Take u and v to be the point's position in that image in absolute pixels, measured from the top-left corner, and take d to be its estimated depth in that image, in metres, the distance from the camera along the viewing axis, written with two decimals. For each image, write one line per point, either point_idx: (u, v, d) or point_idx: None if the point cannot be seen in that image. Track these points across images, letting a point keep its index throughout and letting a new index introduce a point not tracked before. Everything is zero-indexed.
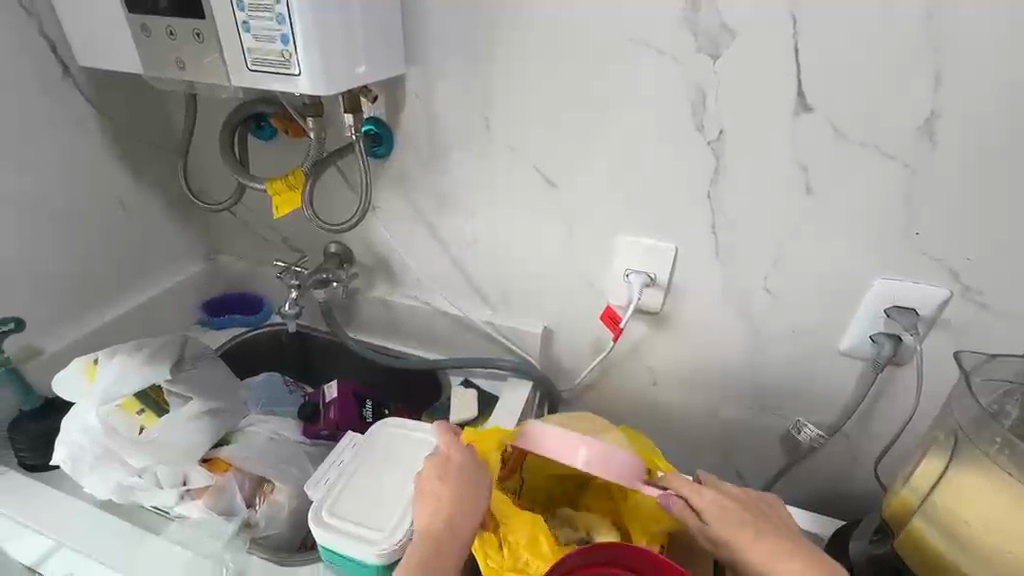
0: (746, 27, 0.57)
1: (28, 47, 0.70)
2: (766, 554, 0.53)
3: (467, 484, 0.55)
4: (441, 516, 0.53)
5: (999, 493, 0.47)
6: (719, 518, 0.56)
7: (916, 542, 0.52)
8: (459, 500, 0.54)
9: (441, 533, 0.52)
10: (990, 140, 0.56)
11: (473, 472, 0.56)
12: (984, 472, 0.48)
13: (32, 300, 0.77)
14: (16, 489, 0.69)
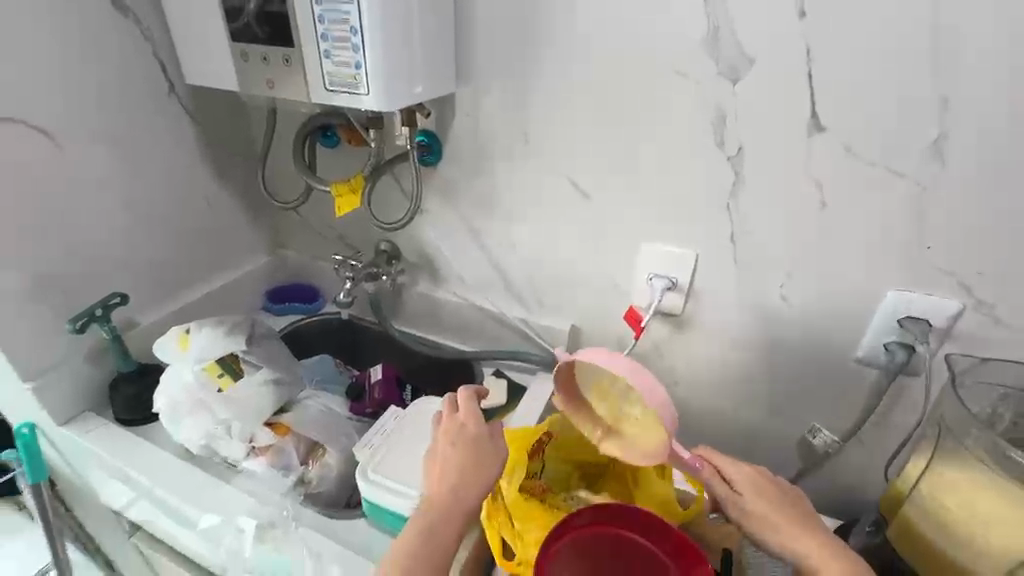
0: (762, 54, 0.63)
1: (144, 67, 0.83)
2: (808, 545, 0.57)
3: (480, 456, 0.61)
4: (452, 483, 0.59)
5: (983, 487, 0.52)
6: (755, 501, 0.60)
7: (911, 533, 0.57)
8: (470, 470, 0.60)
9: (451, 499, 0.58)
10: (999, 160, 0.59)
11: (488, 445, 0.62)
12: (968, 466, 0.54)
13: (133, 280, 0.90)
14: (114, 438, 0.82)
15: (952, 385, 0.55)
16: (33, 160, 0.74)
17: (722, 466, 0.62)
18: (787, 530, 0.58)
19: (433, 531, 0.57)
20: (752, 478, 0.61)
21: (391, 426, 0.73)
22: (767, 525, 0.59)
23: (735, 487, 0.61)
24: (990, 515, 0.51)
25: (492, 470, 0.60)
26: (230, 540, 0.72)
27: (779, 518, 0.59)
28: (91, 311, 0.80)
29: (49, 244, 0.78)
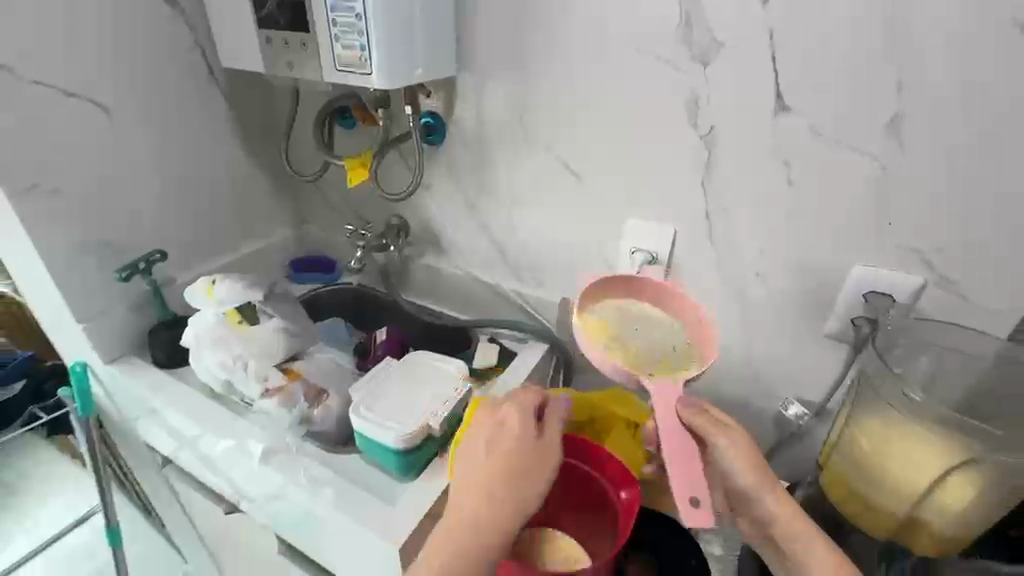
0: (730, 39, 0.67)
1: (186, 52, 0.94)
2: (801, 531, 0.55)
3: (521, 462, 0.57)
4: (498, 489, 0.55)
5: (911, 440, 0.52)
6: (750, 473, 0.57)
7: (839, 477, 0.59)
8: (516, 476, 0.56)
9: (495, 504, 0.55)
10: (955, 139, 0.62)
11: (540, 446, 0.59)
12: (886, 417, 0.54)
13: (172, 242, 1.02)
14: (152, 377, 0.93)
15: (886, 356, 0.56)
16: (93, 131, 0.86)
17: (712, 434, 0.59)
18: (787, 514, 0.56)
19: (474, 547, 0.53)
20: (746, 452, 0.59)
21: (385, 374, 0.80)
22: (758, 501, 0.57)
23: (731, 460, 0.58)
24: (910, 457, 0.52)
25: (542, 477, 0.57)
26: (242, 465, 0.81)
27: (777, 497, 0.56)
28: (136, 263, 0.93)
29: (103, 205, 0.90)
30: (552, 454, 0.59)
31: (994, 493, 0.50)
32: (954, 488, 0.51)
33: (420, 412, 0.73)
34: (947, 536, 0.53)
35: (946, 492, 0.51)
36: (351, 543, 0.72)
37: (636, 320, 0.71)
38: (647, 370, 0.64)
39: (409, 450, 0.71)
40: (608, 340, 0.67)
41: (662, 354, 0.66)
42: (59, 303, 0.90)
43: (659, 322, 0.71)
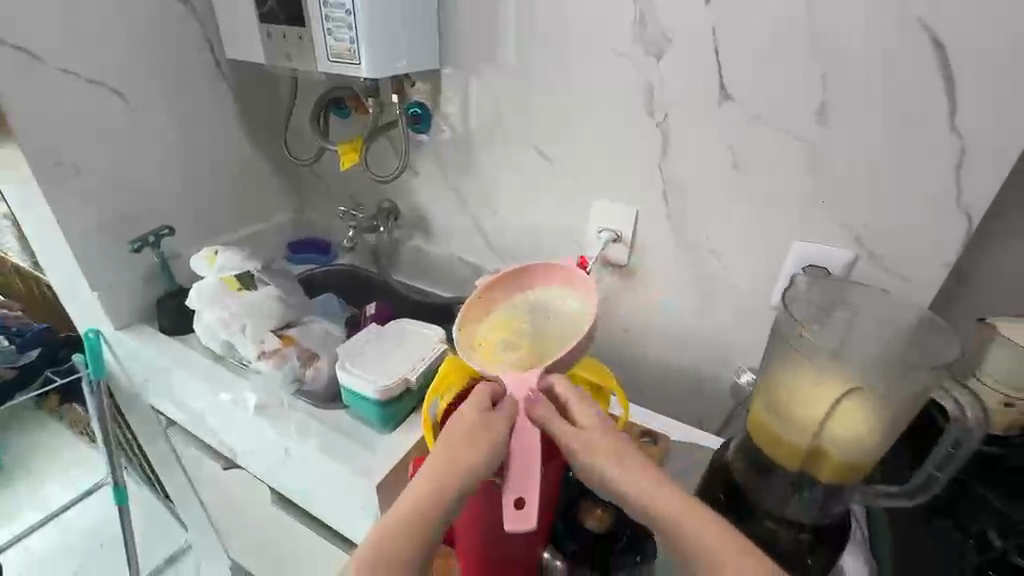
0: (680, 35, 0.75)
1: (195, 45, 1.03)
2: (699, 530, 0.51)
3: (471, 446, 0.56)
4: (442, 471, 0.55)
5: (811, 377, 0.60)
6: (614, 468, 0.55)
7: (757, 423, 0.66)
8: (461, 456, 0.56)
9: (437, 485, 0.54)
10: (875, 125, 0.69)
11: (488, 422, 0.59)
12: (793, 361, 0.62)
13: (179, 220, 1.10)
14: (160, 342, 1.02)
15: (788, 307, 0.66)
16: (111, 116, 0.94)
17: (562, 430, 0.58)
18: (672, 511, 0.52)
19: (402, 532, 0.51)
20: (601, 445, 0.57)
21: (369, 337, 0.88)
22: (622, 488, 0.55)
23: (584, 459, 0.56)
24: (810, 390, 0.60)
25: (482, 456, 0.56)
26: (237, 418, 0.90)
27: (654, 490, 0.53)
28: (147, 236, 1.03)
29: (117, 184, 0.98)
30: (499, 429, 0.59)
31: (880, 422, 0.58)
32: (845, 414, 0.58)
33: (400, 369, 0.81)
34: (844, 466, 0.60)
35: (839, 419, 0.59)
36: (333, 484, 0.81)
37: (537, 307, 0.73)
38: (529, 360, 0.66)
39: (388, 401, 0.79)
40: (503, 337, 0.70)
41: (551, 337, 0.68)
42: (76, 272, 0.99)
43: (557, 304, 0.73)
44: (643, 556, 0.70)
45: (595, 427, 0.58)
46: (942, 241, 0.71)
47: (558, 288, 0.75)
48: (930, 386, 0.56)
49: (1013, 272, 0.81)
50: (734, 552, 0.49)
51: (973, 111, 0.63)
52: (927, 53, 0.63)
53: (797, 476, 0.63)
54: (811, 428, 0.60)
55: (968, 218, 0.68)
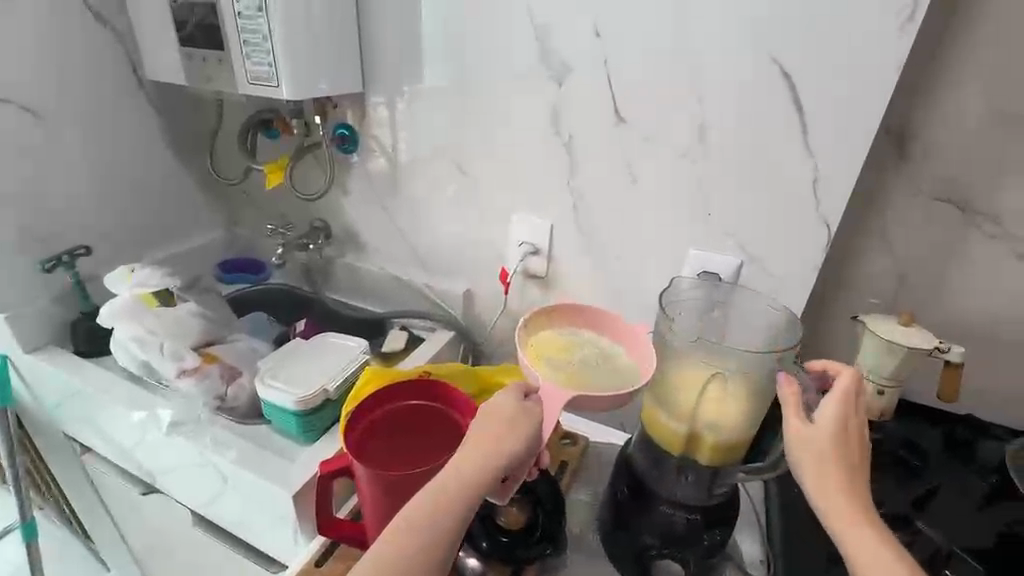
0: (576, 63, 0.83)
1: (118, 65, 1.04)
2: (857, 536, 0.50)
3: (505, 432, 0.58)
4: (479, 460, 0.56)
5: (687, 364, 0.68)
6: (821, 457, 0.54)
7: (650, 417, 0.72)
8: (491, 445, 0.57)
9: (475, 475, 0.55)
10: (745, 145, 0.78)
11: (523, 411, 0.60)
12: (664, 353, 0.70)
13: (98, 239, 1.08)
14: (73, 364, 0.98)
15: (662, 309, 0.73)
16: (21, 134, 0.93)
17: (796, 412, 0.58)
18: (842, 512, 0.52)
19: (439, 518, 0.53)
20: (828, 432, 0.56)
21: (289, 350, 0.90)
22: (824, 467, 0.54)
23: (795, 438, 0.56)
24: (685, 378, 0.68)
25: (516, 444, 0.57)
26: (154, 436, 0.89)
27: (847, 486, 0.53)
28: (59, 256, 1.01)
29: (27, 203, 0.97)
30: (534, 417, 0.60)
31: (745, 402, 0.66)
32: (713, 397, 0.66)
33: (320, 380, 0.83)
34: (719, 447, 0.67)
35: (714, 401, 0.66)
36: (252, 499, 0.81)
37: (603, 355, 0.73)
38: (572, 383, 0.66)
39: (306, 410, 0.81)
40: (555, 357, 0.72)
41: (598, 381, 0.67)
42: None
43: (624, 364, 0.72)
44: (555, 547, 0.75)
45: (832, 419, 0.57)
46: (806, 245, 0.81)
47: (627, 352, 0.74)
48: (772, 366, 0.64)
49: (877, 274, 0.92)
50: (874, 553, 0.49)
51: (821, 134, 0.73)
52: (778, 83, 0.73)
53: (680, 460, 0.70)
54: (691, 411, 0.67)
55: (827, 226, 0.78)
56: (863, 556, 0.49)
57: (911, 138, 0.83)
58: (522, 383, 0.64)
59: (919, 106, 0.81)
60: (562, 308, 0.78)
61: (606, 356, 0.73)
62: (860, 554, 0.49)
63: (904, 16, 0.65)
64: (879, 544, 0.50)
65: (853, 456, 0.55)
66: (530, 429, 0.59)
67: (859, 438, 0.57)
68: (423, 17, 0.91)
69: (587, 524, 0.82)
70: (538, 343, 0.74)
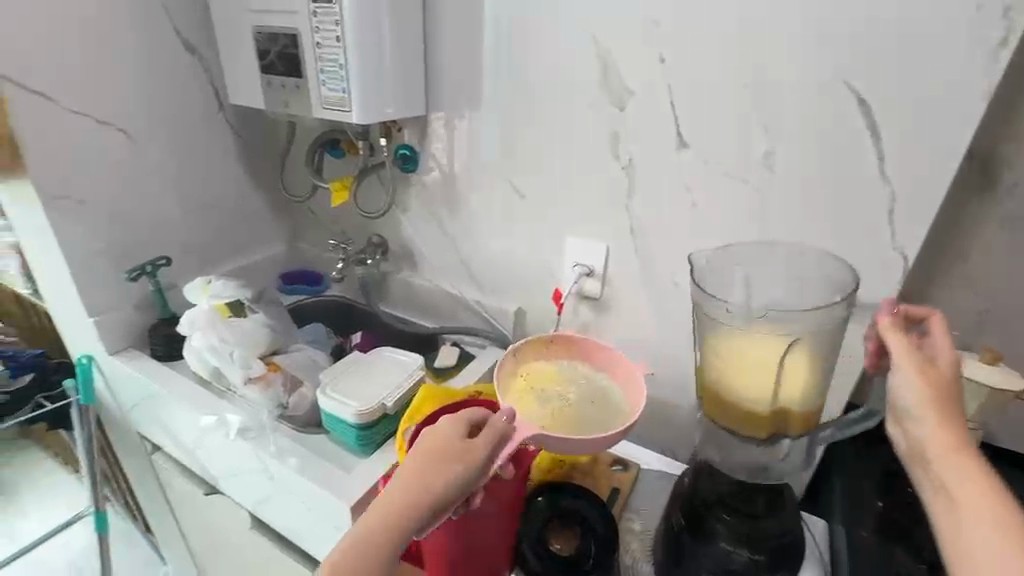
0: (640, 89, 0.83)
1: (202, 89, 1.12)
2: (967, 467, 0.47)
3: (443, 459, 0.55)
4: (410, 486, 0.54)
5: (754, 342, 0.66)
6: (931, 386, 0.53)
7: (716, 402, 0.71)
8: (428, 475, 0.54)
9: (408, 502, 0.53)
10: (815, 170, 0.76)
11: (465, 443, 0.57)
12: (724, 334, 0.68)
13: (177, 250, 1.16)
14: (150, 367, 1.05)
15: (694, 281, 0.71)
16: (116, 152, 1.02)
17: (911, 350, 0.57)
18: (950, 442, 0.49)
19: (368, 544, 0.51)
20: (940, 373, 0.55)
21: (349, 363, 0.93)
22: (935, 394, 0.52)
23: (908, 365, 0.55)
24: (754, 359, 0.67)
25: (454, 474, 0.55)
26: (222, 440, 0.93)
27: (957, 423, 0.51)
28: (144, 266, 1.07)
29: (118, 216, 1.05)
30: (478, 451, 0.57)
31: (815, 362, 0.67)
32: (792, 366, 0.66)
33: (380, 394, 0.86)
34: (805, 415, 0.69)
35: (791, 373, 0.67)
36: (309, 507, 0.83)
37: (594, 392, 0.78)
38: (552, 420, 0.71)
39: (365, 423, 0.83)
40: (546, 389, 0.78)
41: (587, 422, 0.73)
42: (74, 297, 1.04)
43: (613, 404, 0.76)
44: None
45: (948, 365, 0.56)
46: (877, 277, 0.77)
47: (618, 390, 0.79)
48: (842, 317, 0.64)
49: (956, 307, 0.87)
50: (979, 485, 0.45)
51: (899, 160, 0.71)
52: (853, 108, 0.71)
53: (770, 437, 0.70)
54: (771, 391, 0.67)
55: (904, 257, 0.74)
56: (966, 484, 0.46)
57: (997, 165, 0.79)
58: (475, 412, 0.62)
59: (1007, 131, 0.77)
60: (566, 338, 0.84)
61: (598, 395, 0.78)
62: (960, 483, 0.46)
63: (996, 42, 0.62)
64: (986, 482, 0.46)
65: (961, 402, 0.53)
66: (472, 461, 0.56)
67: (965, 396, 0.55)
68: (488, 43, 0.94)
69: (638, 553, 0.81)
70: (530, 373, 0.80)
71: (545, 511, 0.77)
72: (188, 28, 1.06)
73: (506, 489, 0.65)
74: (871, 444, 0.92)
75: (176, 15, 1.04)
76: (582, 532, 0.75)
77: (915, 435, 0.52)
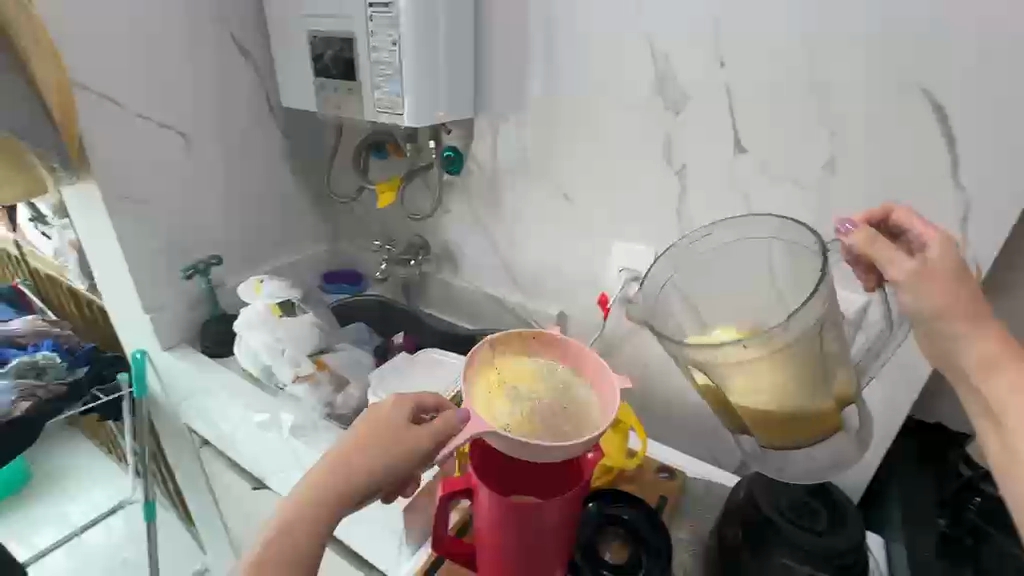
0: (697, 93, 0.82)
1: (254, 92, 1.14)
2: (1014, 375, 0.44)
3: (380, 441, 0.54)
4: (331, 476, 0.52)
5: (787, 359, 0.58)
6: (934, 293, 0.50)
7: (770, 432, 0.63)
8: (354, 461, 0.52)
9: (339, 482, 0.52)
10: (882, 176, 0.73)
11: (407, 428, 0.55)
12: (758, 365, 0.58)
13: (226, 250, 1.19)
14: (203, 364, 1.09)
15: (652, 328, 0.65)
16: (174, 154, 1.05)
17: (897, 253, 0.53)
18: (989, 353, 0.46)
19: (297, 523, 0.50)
20: (936, 268, 0.51)
21: (397, 365, 0.95)
22: (946, 302, 0.49)
23: (902, 282, 0.52)
24: (789, 379, 0.59)
25: (391, 458, 0.53)
26: (275, 437, 0.95)
27: (972, 317, 0.48)
28: (196, 265, 1.10)
29: (174, 215, 1.08)
30: (421, 436, 0.55)
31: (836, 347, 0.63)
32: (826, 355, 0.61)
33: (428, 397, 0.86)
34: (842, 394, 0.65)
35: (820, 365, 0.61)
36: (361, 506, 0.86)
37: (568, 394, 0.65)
38: (518, 423, 0.60)
39: None
40: (520, 388, 0.65)
41: (565, 428, 0.61)
42: (131, 293, 1.07)
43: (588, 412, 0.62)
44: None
45: (937, 253, 0.52)
46: None
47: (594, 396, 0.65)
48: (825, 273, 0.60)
49: None
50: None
51: (977, 167, 0.68)
52: (927, 113, 0.68)
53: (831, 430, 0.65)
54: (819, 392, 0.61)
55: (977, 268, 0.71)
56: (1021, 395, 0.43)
57: None
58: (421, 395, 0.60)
59: None
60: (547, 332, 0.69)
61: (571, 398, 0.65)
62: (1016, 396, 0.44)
63: None
64: None
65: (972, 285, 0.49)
66: (412, 444, 0.54)
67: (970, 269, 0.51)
68: (539, 46, 0.93)
69: (689, 563, 0.80)
70: (504, 364, 0.67)
71: (595, 518, 0.77)
72: (242, 32, 1.08)
73: (573, 500, 0.63)
74: (930, 459, 0.89)
75: (231, 19, 1.06)
76: (634, 546, 0.74)
77: (945, 346, 0.49)
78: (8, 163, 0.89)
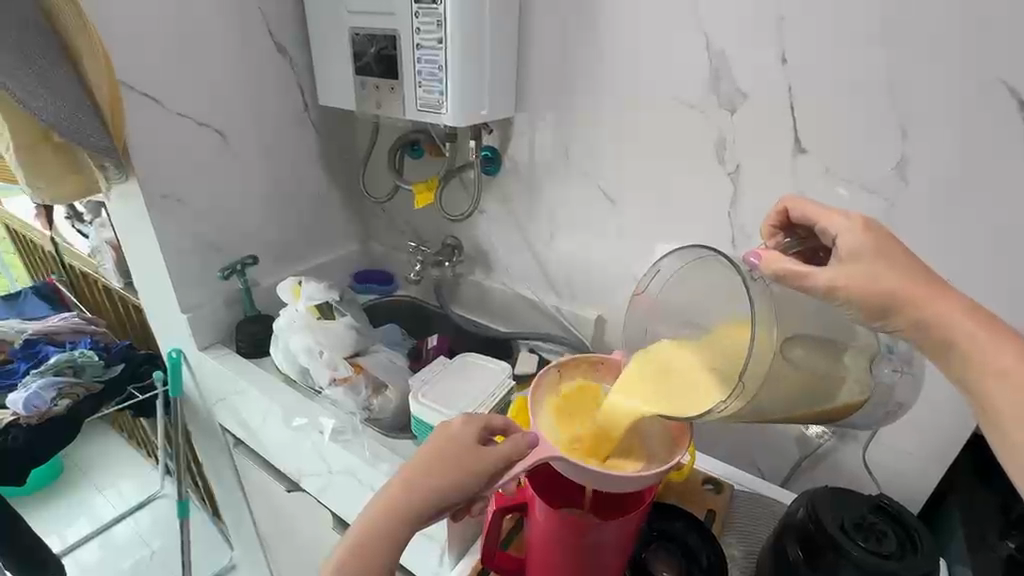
0: (753, 93, 0.79)
1: (290, 91, 1.13)
2: (1003, 351, 0.45)
3: (450, 464, 0.54)
4: (400, 495, 0.52)
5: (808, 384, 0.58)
6: (882, 277, 0.50)
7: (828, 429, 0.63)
8: (424, 481, 0.53)
9: (411, 501, 0.52)
10: (956, 179, 0.69)
11: (475, 450, 0.55)
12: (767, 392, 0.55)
13: (261, 249, 1.18)
14: (236, 364, 1.08)
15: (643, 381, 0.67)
16: (212, 153, 1.04)
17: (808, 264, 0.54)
18: (978, 326, 0.47)
19: (372, 540, 0.51)
20: (864, 258, 0.52)
21: (436, 369, 0.93)
22: (897, 285, 0.50)
23: (837, 273, 0.52)
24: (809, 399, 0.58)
25: (460, 480, 0.53)
26: (315, 441, 0.94)
27: (914, 292, 0.49)
28: (234, 265, 1.09)
29: (211, 214, 1.07)
30: (488, 460, 0.54)
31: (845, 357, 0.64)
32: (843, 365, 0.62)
33: (466, 404, 0.84)
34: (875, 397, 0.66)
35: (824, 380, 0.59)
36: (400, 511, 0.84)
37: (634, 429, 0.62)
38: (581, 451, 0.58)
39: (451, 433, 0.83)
40: (586, 413, 0.64)
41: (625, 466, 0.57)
42: (169, 293, 1.07)
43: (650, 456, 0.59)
44: None
45: (856, 244, 0.54)
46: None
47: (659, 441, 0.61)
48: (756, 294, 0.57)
49: None
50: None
51: None
52: (1010, 111, 0.64)
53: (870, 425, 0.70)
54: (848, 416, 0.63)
55: None
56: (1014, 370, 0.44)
57: None
58: (484, 416, 0.60)
59: None
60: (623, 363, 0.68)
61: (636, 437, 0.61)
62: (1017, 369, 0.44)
63: None
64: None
65: (912, 265, 0.51)
66: (483, 468, 0.53)
67: (901, 250, 0.52)
68: (586, 43, 0.90)
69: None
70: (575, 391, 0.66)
71: (643, 534, 0.74)
72: (280, 30, 1.07)
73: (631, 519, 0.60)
74: (997, 479, 0.84)
75: (270, 17, 1.05)
76: (686, 565, 0.71)
77: (928, 331, 0.48)
78: (61, 159, 0.90)
